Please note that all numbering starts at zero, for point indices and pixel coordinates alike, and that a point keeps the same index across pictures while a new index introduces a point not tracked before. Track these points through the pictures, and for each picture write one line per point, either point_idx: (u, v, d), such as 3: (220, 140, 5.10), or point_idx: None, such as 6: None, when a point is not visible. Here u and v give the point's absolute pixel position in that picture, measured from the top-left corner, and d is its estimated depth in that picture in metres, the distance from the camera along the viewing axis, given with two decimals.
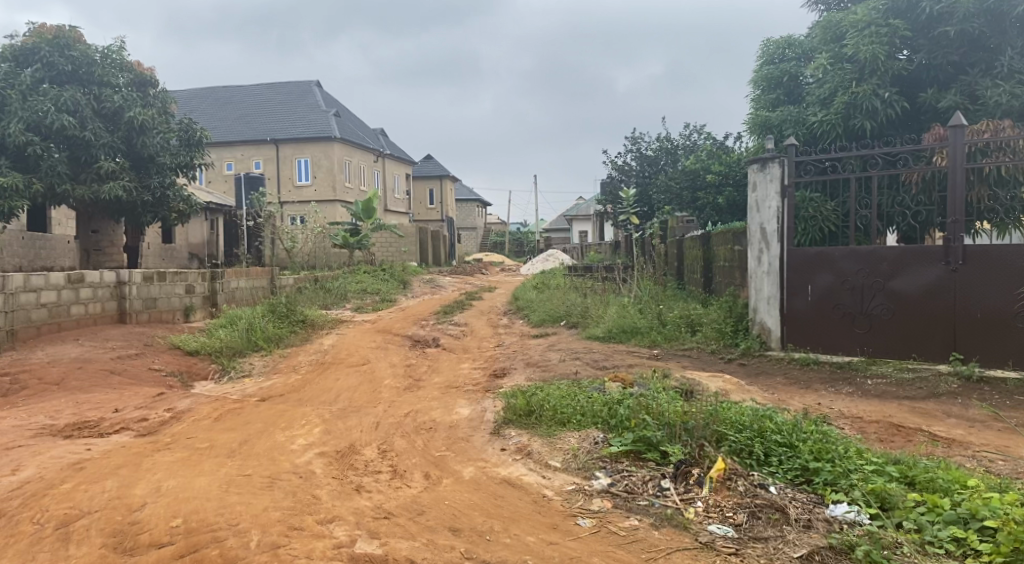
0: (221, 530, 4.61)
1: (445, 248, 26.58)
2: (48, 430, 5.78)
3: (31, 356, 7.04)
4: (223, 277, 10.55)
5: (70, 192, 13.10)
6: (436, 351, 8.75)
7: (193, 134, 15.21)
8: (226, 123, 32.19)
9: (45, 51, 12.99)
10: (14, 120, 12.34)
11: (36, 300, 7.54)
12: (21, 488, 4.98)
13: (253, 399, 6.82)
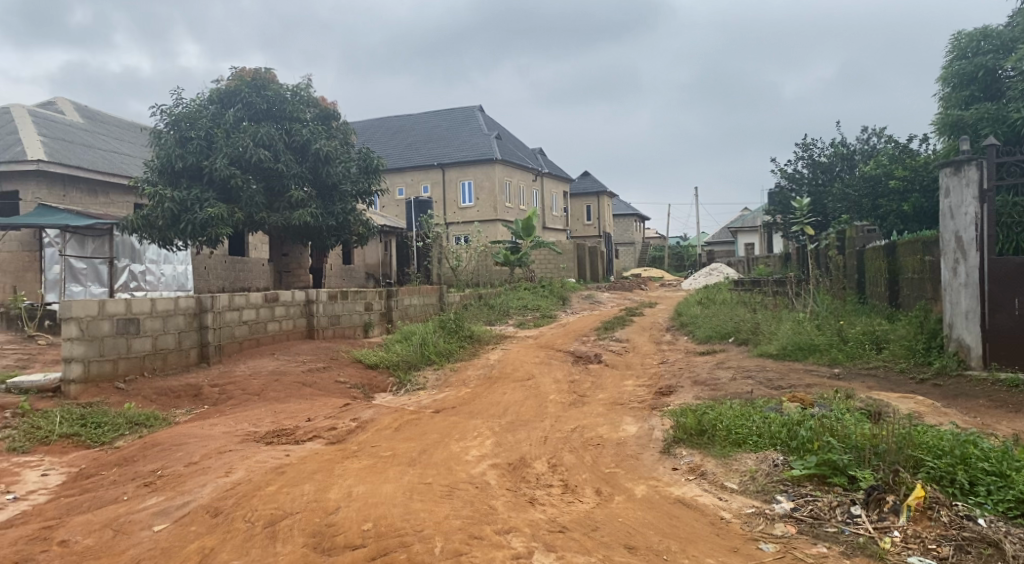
0: (407, 536, 4.85)
1: (603, 264, 26.53)
2: (252, 436, 6.29)
3: (234, 369, 7.77)
4: (397, 295, 11.14)
5: (266, 219, 14.32)
6: (599, 367, 8.74)
7: (370, 163, 16.24)
8: (398, 150, 34.19)
9: (245, 93, 14.55)
10: (219, 156, 13.80)
11: (239, 318, 8.32)
12: (234, 488, 5.50)
13: (428, 411, 7.13)
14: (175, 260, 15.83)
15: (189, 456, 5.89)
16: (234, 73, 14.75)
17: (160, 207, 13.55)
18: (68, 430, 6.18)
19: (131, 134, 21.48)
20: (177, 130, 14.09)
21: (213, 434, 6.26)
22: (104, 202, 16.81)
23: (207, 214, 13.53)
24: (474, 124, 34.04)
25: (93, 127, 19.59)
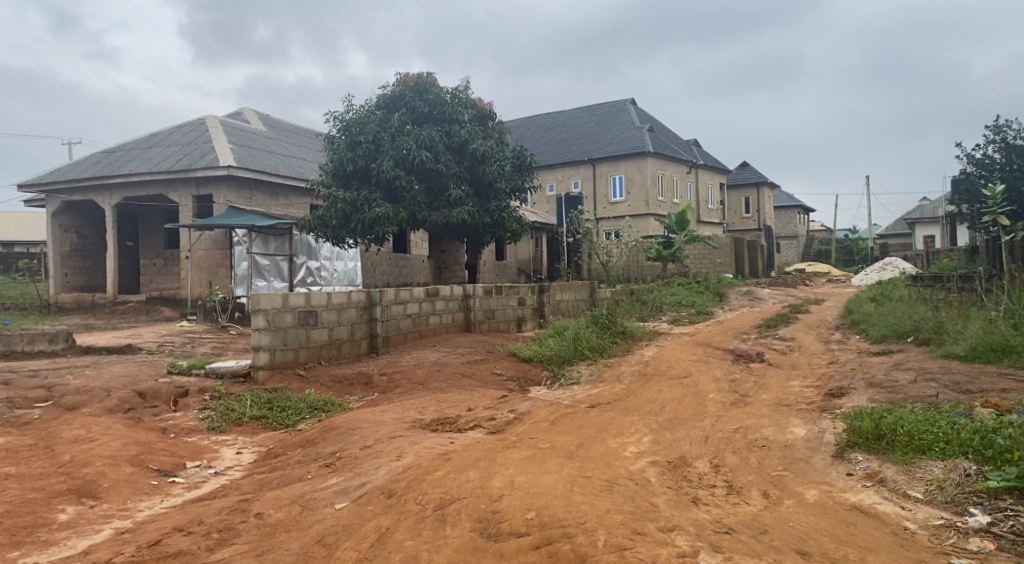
0: (570, 527, 4.90)
1: (762, 259, 25.33)
2: (418, 424, 6.60)
3: (400, 359, 8.21)
4: (549, 290, 11.36)
5: (427, 217, 15.03)
6: (762, 366, 8.44)
7: (525, 160, 16.45)
8: (549, 147, 35.28)
9: (409, 97, 15.34)
10: (386, 158, 14.72)
11: (403, 311, 8.83)
12: (405, 472, 5.79)
13: (584, 405, 7.18)
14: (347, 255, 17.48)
15: (364, 440, 6.28)
16: (399, 79, 15.59)
17: (333, 207, 14.72)
18: (257, 413, 6.82)
19: (307, 138, 23.83)
20: (349, 135, 15.22)
21: (383, 420, 6.63)
22: (285, 204, 18.93)
23: (375, 214, 14.46)
24: (626, 118, 34.24)
25: (276, 135, 22.12)
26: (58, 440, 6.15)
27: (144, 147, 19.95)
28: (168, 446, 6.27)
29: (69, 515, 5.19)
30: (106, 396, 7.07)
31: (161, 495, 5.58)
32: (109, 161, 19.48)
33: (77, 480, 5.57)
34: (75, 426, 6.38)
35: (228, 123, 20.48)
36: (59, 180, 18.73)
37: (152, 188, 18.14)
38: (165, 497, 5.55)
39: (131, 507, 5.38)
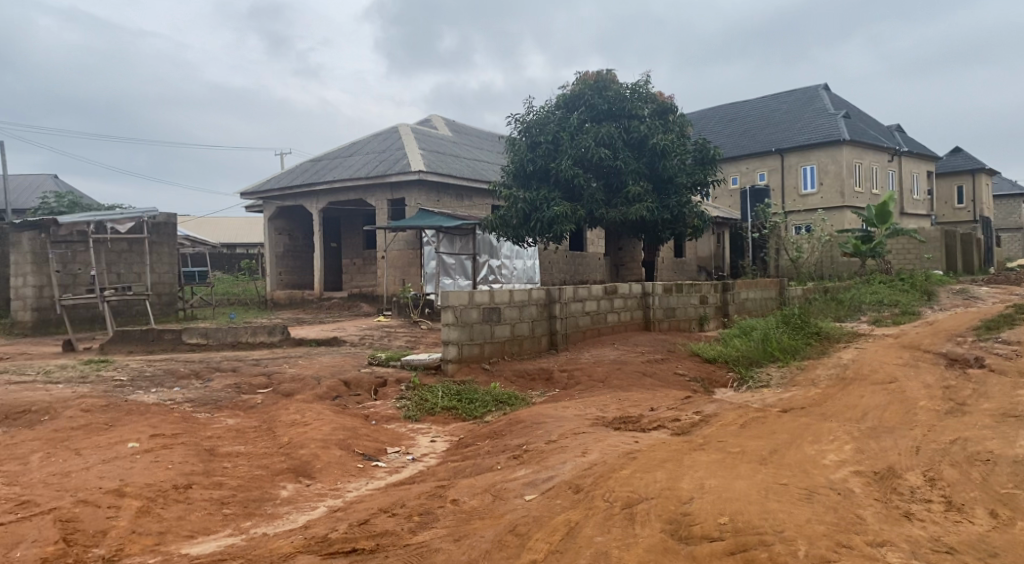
0: (767, 535, 4.68)
1: (976, 252, 22.73)
2: (602, 421, 6.62)
3: (580, 356, 8.31)
4: (733, 288, 11.10)
5: (605, 215, 15.71)
6: (982, 372, 7.65)
7: (707, 153, 16.67)
8: (732, 138, 34.71)
9: (588, 95, 16.04)
10: (565, 158, 15.55)
11: (582, 309, 8.95)
12: (592, 468, 5.84)
13: (775, 410, 6.87)
14: (525, 254, 17.88)
15: (549, 434, 6.39)
16: (578, 80, 16.36)
17: (515, 207, 15.73)
18: (447, 404, 7.19)
19: (489, 142, 24.98)
20: (530, 136, 16.15)
21: (567, 416, 6.72)
22: (469, 205, 19.95)
23: (554, 212, 15.33)
24: (818, 105, 32.75)
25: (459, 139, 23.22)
26: (278, 422, 6.82)
27: (345, 155, 21.68)
28: (370, 432, 6.75)
29: (290, 492, 5.73)
30: (316, 384, 7.75)
31: (366, 477, 6.00)
32: (315, 169, 21.32)
33: (294, 460, 6.14)
34: (292, 411, 7.05)
35: (417, 130, 21.77)
36: (275, 189, 20.84)
37: (353, 194, 19.64)
38: (369, 480, 5.96)
39: (340, 487, 5.84)
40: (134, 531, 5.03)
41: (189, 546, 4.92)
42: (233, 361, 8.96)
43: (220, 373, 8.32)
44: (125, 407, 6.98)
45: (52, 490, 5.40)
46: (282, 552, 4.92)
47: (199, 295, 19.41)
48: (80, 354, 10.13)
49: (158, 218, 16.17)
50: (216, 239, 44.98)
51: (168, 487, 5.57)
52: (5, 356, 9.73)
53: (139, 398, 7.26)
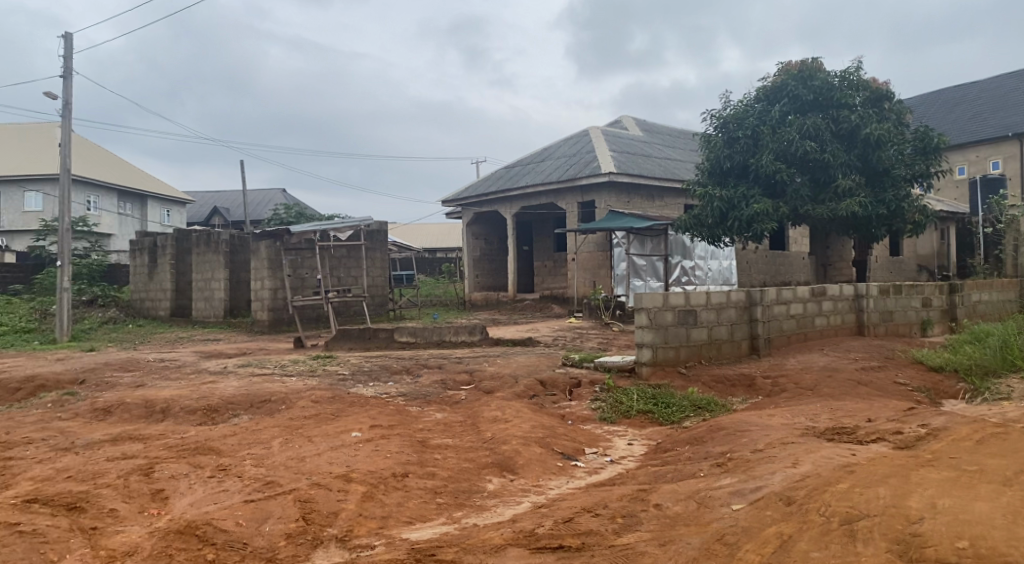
0: None
1: None
2: (812, 431, 6.29)
3: (785, 362, 8.15)
4: (962, 290, 10.74)
5: (811, 211, 15.47)
6: None
7: (929, 142, 16.03)
8: (959, 124, 32.06)
9: (792, 85, 15.62)
10: (766, 152, 15.47)
11: (786, 312, 8.90)
12: (804, 480, 5.53)
13: (1019, 426, 6.15)
14: (722, 255, 17.86)
15: (754, 443, 6.13)
16: (779, 71, 16.13)
17: (710, 206, 16.05)
18: (643, 407, 7.22)
19: (682, 140, 24.71)
20: (727, 132, 16.31)
21: (773, 425, 6.44)
22: (660, 206, 19.92)
23: (753, 210, 15.31)
24: None
25: (652, 139, 23.14)
26: (482, 418, 7.14)
27: (537, 161, 22.46)
28: (568, 432, 6.89)
29: (496, 486, 5.96)
30: (515, 383, 8.04)
31: (567, 475, 6.10)
32: (509, 176, 22.39)
33: (499, 455, 6.37)
34: (493, 407, 7.36)
35: (607, 131, 21.89)
36: (472, 197, 22.13)
37: (544, 198, 20.47)
38: (570, 479, 6.05)
39: (543, 484, 5.98)
40: (361, 514, 5.47)
41: (409, 532, 5.27)
42: (438, 359, 9.54)
43: (428, 369, 8.88)
44: (348, 399, 7.63)
45: (291, 472, 6.01)
46: (493, 543, 5.12)
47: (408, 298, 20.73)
48: (309, 350, 11.24)
49: (373, 226, 17.27)
50: (418, 244, 48.48)
51: (387, 475, 6.00)
52: (251, 350, 11.05)
53: (359, 391, 7.91)
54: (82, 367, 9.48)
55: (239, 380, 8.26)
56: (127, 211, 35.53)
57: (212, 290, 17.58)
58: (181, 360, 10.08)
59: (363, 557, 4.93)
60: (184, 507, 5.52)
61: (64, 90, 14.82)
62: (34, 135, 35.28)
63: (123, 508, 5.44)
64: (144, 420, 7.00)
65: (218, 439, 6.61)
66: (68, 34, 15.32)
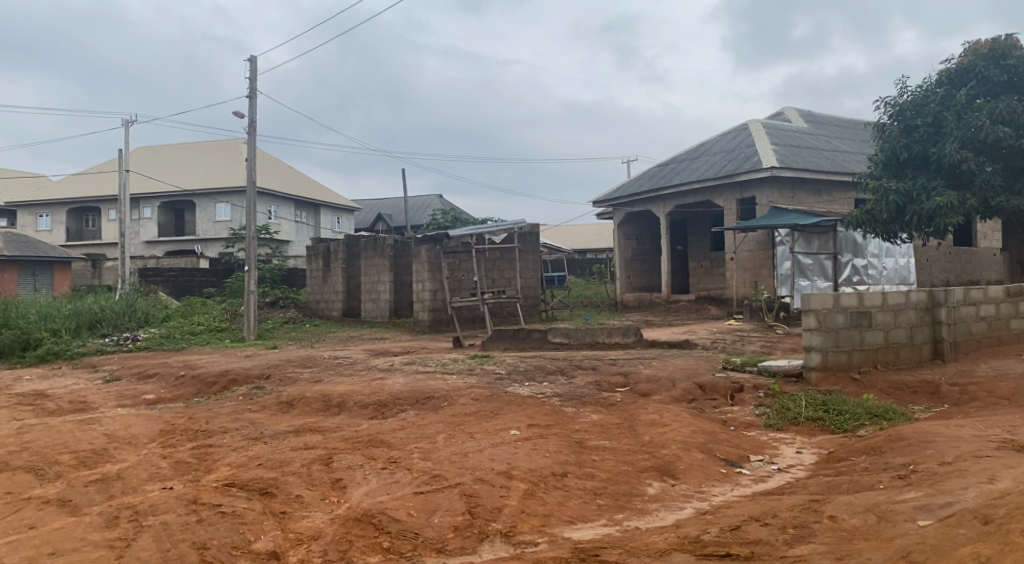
0: None
1: None
2: (1010, 445, 5.72)
3: (975, 369, 7.85)
4: None
5: (1004, 203, 13.90)
6: None
7: None
8: None
9: (981, 66, 14.43)
10: (950, 141, 14.31)
11: (976, 314, 8.73)
12: (1004, 497, 4.96)
13: None
14: (896, 254, 18.05)
15: (941, 455, 5.65)
16: (967, 52, 14.82)
17: (885, 199, 15.03)
18: (813, 414, 7.05)
19: (850, 129, 23.36)
20: (903, 119, 15.25)
21: (962, 436, 5.95)
22: (828, 200, 19.09)
23: (935, 203, 14.09)
24: None
25: (817, 131, 22.01)
26: (639, 421, 7.12)
27: (692, 158, 22.08)
28: (730, 438, 6.74)
29: (656, 490, 5.88)
30: (672, 386, 8.11)
31: (731, 483, 5.93)
32: (663, 174, 22.13)
33: (659, 459, 6.30)
34: (651, 411, 7.34)
35: (769, 124, 21.19)
36: (626, 196, 22.14)
37: (700, 195, 20.23)
38: (734, 486, 5.87)
39: (706, 491, 5.84)
40: (524, 511, 5.58)
41: (570, 531, 5.31)
42: (593, 361, 9.62)
43: (583, 370, 8.99)
44: (506, 397, 7.86)
45: (456, 467, 6.24)
46: (658, 547, 5.03)
47: (559, 298, 21.35)
48: (468, 350, 11.69)
49: (525, 227, 17.37)
50: (570, 246, 49.44)
51: (547, 474, 6.09)
52: (415, 348, 11.64)
53: (516, 390, 8.13)
54: (268, 363, 10.38)
55: (405, 379, 8.63)
56: (302, 218, 38.48)
57: (378, 292, 18.60)
58: (352, 357, 10.77)
59: (528, 553, 5.02)
60: (360, 496, 5.87)
61: (251, 107, 16.20)
62: (224, 151, 39.03)
63: (307, 494, 5.87)
64: (322, 413, 7.57)
65: (387, 433, 6.99)
66: (254, 55, 16.75)
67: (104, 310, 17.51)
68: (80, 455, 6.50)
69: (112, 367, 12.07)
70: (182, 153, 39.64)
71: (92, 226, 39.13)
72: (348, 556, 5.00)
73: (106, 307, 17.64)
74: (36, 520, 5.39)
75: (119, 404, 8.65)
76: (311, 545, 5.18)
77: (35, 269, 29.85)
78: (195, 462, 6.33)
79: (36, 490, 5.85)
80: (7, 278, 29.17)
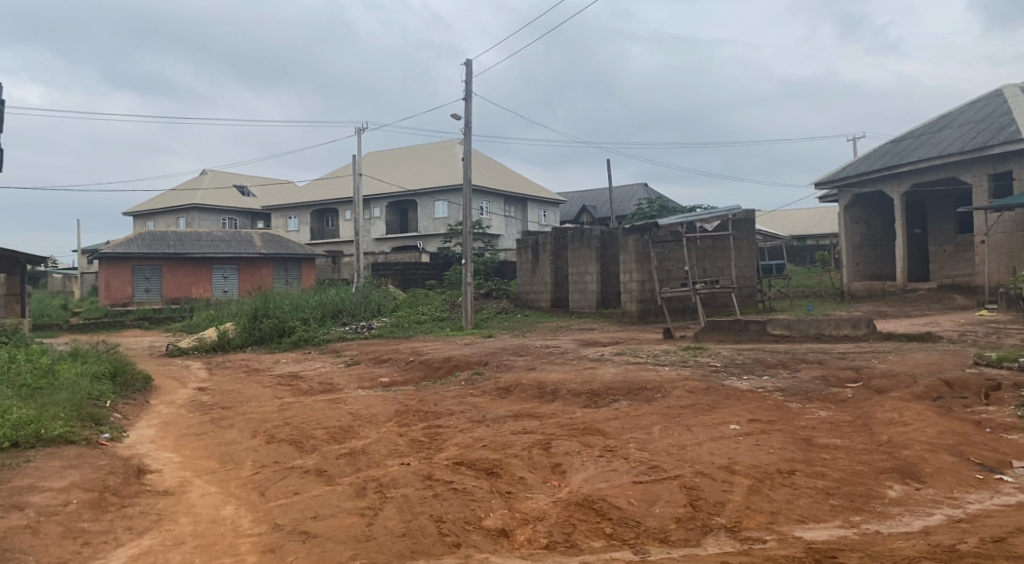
0: None
1: None
2: None
3: None
4: None
5: None
6: None
7: None
8: None
9: None
10: None
11: None
12: None
13: None
14: None
15: None
16: None
17: None
18: None
19: None
20: None
21: None
22: None
23: None
24: None
25: None
26: (875, 420, 6.66)
27: (932, 132, 20.18)
28: (987, 441, 6.07)
29: (898, 493, 5.43)
30: (913, 383, 7.50)
31: (989, 490, 5.33)
32: (898, 151, 20.37)
33: (899, 460, 5.84)
34: (888, 409, 6.84)
35: None
36: (855, 176, 20.76)
37: (942, 172, 18.46)
38: (994, 494, 5.27)
39: (959, 497, 5.30)
40: (749, 507, 5.39)
41: (802, 530, 5.02)
42: (817, 354, 9.13)
43: (807, 364, 8.59)
44: (724, 391, 7.77)
45: (674, 459, 6.19)
46: (904, 553, 4.58)
47: (775, 289, 20.49)
48: (679, 342, 11.61)
49: (739, 215, 16.91)
50: (788, 233, 47.49)
51: (773, 471, 5.85)
52: (625, 339, 11.70)
53: (734, 384, 8.00)
54: (486, 351, 10.97)
55: (615, 367, 9.10)
56: (512, 213, 40.14)
57: (586, 283, 19.06)
58: (563, 347, 11.07)
59: (757, 549, 4.82)
60: (580, 481, 5.99)
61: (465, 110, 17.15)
62: (436, 152, 41.71)
63: (530, 477, 6.10)
64: (537, 401, 8.03)
65: (603, 422, 7.16)
66: (468, 59, 17.61)
67: (344, 301, 19.37)
68: (331, 432, 7.38)
69: (352, 353, 13.38)
70: (396, 158, 43.00)
71: (332, 226, 43.26)
72: (573, 539, 5.10)
73: (345, 299, 19.51)
74: (299, 487, 6.12)
75: (359, 386, 9.75)
76: (536, 525, 5.34)
77: (287, 265, 33.81)
78: (427, 442, 6.94)
79: (298, 460, 6.67)
80: (266, 274, 33.31)
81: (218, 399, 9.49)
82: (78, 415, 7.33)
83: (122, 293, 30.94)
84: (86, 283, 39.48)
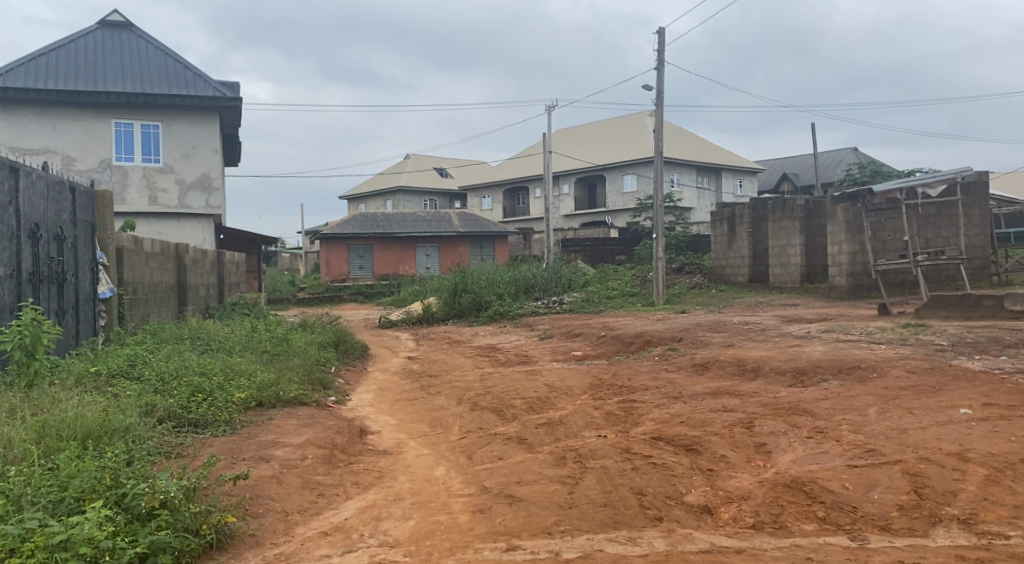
0: None
1: None
2: None
3: None
4: None
5: None
6: None
7: None
8: None
9: None
10: None
11: None
12: None
13: None
14: None
15: None
16: None
17: None
18: None
19: None
20: None
21: None
22: None
23: None
24: None
25: None
26: None
27: None
28: None
29: None
30: None
31: None
32: None
33: None
34: None
35: None
36: None
37: None
38: None
39: None
40: (986, 498, 4.89)
41: None
42: None
43: None
44: (951, 372, 7.15)
45: (894, 443, 5.77)
46: None
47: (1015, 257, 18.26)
48: (898, 318, 10.79)
49: (969, 177, 15.33)
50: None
51: (1014, 461, 5.27)
52: (833, 315, 11.04)
53: (964, 364, 7.36)
54: (679, 327, 10.83)
55: (823, 345, 8.67)
56: (704, 184, 39.05)
57: (788, 256, 18.30)
58: (764, 323, 10.65)
59: (998, 545, 4.34)
60: (787, 462, 5.75)
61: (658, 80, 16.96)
62: (621, 127, 41.42)
63: (733, 456, 5.95)
64: (737, 378, 7.88)
65: (810, 402, 6.86)
66: (661, 29, 17.34)
67: (536, 277, 19.90)
68: (529, 402, 7.73)
69: (546, 326, 13.72)
70: (583, 134, 43.38)
71: (522, 204, 44.37)
72: (782, 521, 4.89)
73: (538, 274, 20.05)
74: (503, 453, 6.43)
75: (554, 359, 10.10)
76: (742, 504, 5.17)
77: (481, 243, 35.02)
78: (624, 416, 7.05)
79: (500, 428, 7.05)
80: (464, 251, 34.87)
81: (426, 367, 10.26)
82: (309, 379, 8.27)
83: (339, 270, 34.08)
84: (307, 261, 44.10)
